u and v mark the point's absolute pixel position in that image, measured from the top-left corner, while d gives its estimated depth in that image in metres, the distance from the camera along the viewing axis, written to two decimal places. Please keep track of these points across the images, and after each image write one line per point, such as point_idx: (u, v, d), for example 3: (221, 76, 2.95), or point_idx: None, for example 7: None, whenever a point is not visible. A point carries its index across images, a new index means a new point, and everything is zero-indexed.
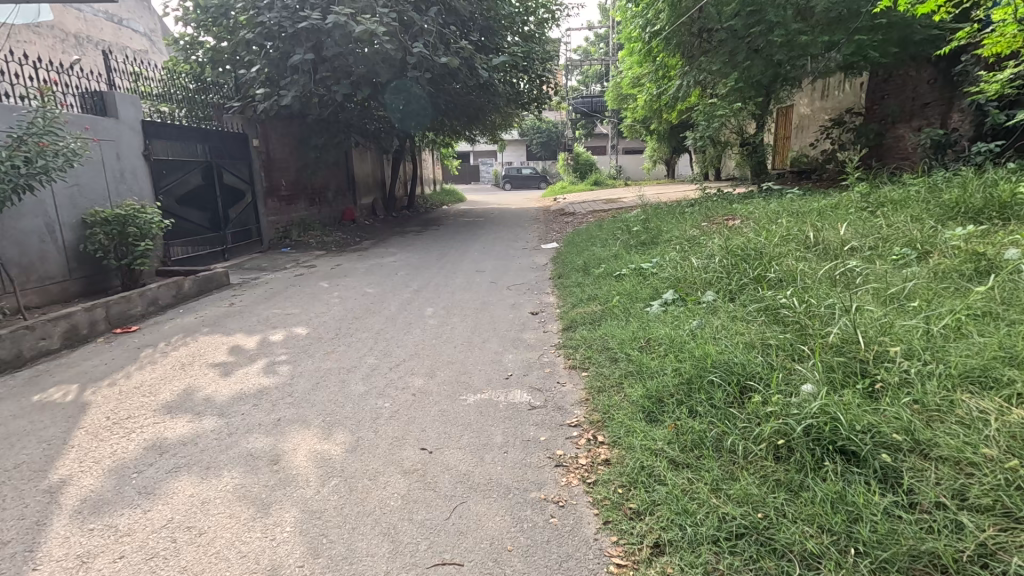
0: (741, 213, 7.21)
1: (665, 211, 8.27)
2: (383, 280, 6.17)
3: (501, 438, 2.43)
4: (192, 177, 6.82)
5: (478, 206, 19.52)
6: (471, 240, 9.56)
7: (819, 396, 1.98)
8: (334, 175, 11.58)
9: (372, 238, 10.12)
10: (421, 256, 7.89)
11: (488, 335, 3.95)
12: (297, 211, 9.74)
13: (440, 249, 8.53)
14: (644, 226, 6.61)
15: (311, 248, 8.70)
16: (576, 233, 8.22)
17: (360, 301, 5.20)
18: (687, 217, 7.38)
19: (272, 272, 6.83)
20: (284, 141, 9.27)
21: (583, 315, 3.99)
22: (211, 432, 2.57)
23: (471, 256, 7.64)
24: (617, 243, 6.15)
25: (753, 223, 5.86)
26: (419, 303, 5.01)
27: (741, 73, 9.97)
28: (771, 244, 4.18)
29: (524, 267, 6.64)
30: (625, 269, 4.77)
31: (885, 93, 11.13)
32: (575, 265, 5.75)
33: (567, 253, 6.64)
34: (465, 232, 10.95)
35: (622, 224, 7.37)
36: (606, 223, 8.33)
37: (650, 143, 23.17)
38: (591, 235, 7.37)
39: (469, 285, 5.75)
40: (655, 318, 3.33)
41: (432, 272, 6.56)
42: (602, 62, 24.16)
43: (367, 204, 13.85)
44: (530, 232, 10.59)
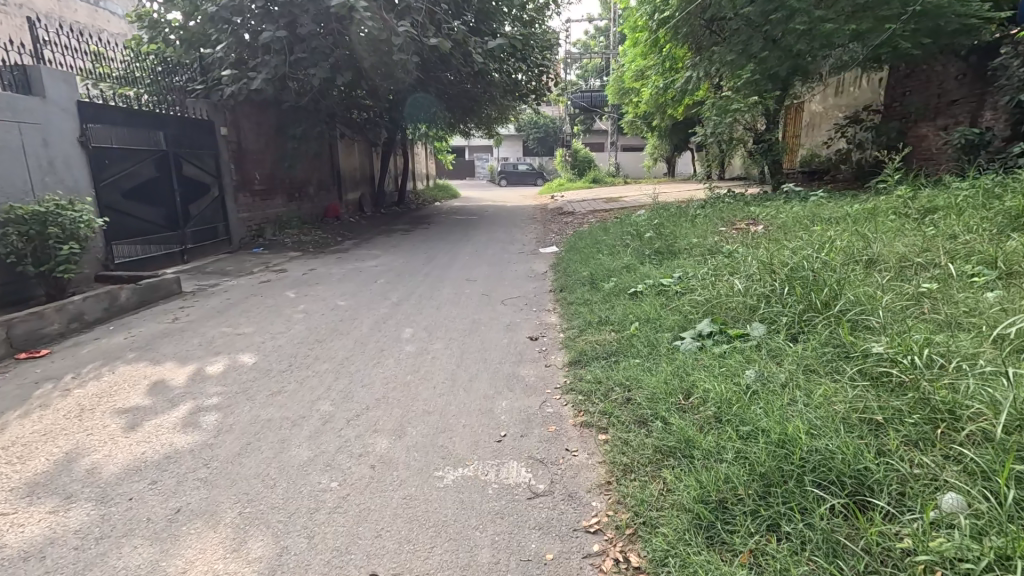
0: (764, 217, 6.48)
1: (677, 214, 7.53)
2: (361, 289, 5.39)
3: (488, 557, 1.67)
4: (145, 169, 6.00)
5: (472, 203, 18.72)
6: (463, 241, 8.80)
7: (1003, 534, 1.23)
8: (317, 169, 10.75)
9: (355, 238, 9.32)
10: (406, 260, 7.12)
11: (477, 370, 3.18)
12: (274, 206, 8.93)
13: (428, 251, 7.77)
14: (657, 233, 5.86)
15: (286, 248, 7.90)
16: (577, 237, 7.48)
17: (329, 317, 4.42)
18: (702, 222, 6.64)
19: (235, 277, 6.03)
20: (259, 131, 8.44)
21: (594, 345, 3.25)
22: (71, 537, 1.80)
23: (462, 261, 6.87)
24: (627, 251, 5.41)
25: (784, 231, 5.14)
26: (398, 321, 4.23)
27: (757, 65, 9.22)
28: (822, 259, 3.45)
29: (521, 276, 5.88)
30: (640, 285, 4.03)
31: (907, 89, 10.41)
32: (579, 276, 5.01)
33: (569, 260, 5.89)
34: (457, 232, 10.17)
35: (630, 227, 6.62)
36: (611, 226, 7.57)
37: (652, 139, 22.43)
38: (595, 240, 6.61)
39: (459, 298, 4.98)
40: (694, 361, 2.58)
41: (417, 280, 5.80)
42: (603, 55, 23.35)
43: (354, 199, 13.06)
44: (527, 232, 9.83)
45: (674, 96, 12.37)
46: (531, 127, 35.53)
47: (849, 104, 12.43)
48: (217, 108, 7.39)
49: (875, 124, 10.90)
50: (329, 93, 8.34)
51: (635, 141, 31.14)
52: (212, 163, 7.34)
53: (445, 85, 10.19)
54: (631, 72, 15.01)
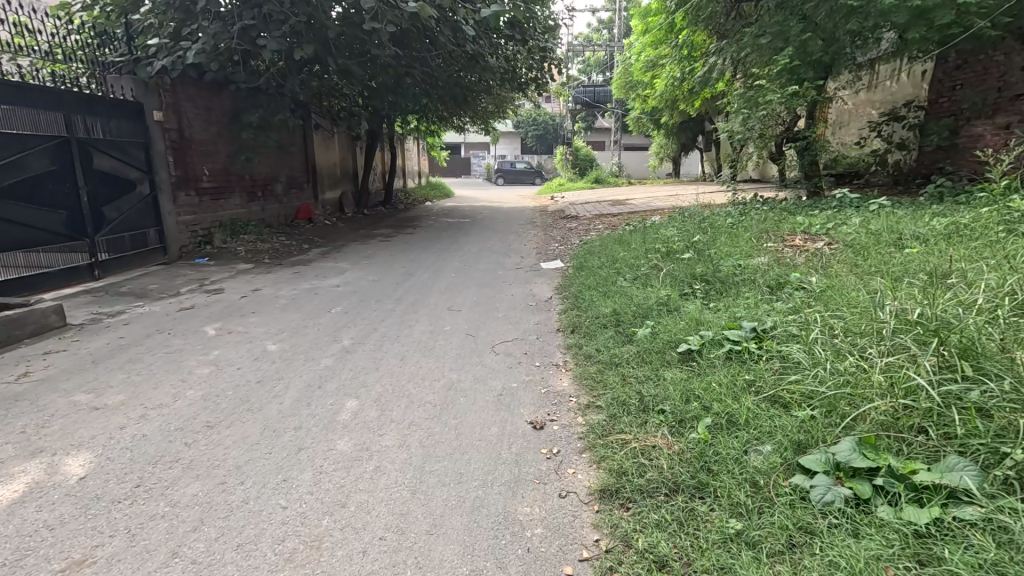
0: (824, 233, 5.19)
1: (708, 224, 6.25)
2: (308, 322, 4.11)
3: None
4: (34, 162, 4.68)
5: (467, 203, 17.42)
6: (451, 251, 7.47)
7: None
8: (285, 164, 9.42)
9: (325, 245, 8.00)
10: (381, 276, 5.83)
11: (442, 505, 1.91)
12: (229, 207, 7.62)
13: (407, 264, 6.48)
14: (696, 253, 4.57)
15: (236, 259, 6.59)
16: (587, 252, 6.18)
17: (246, 372, 3.12)
18: (744, 237, 5.35)
19: (151, 301, 4.72)
20: (209, 118, 7.12)
21: (643, 464, 1.97)
22: None
23: (447, 280, 5.58)
24: (656, 279, 4.14)
25: (870, 260, 3.88)
26: (342, 384, 2.94)
27: (795, 51, 7.94)
28: (1000, 318, 2.17)
29: (519, 305, 4.58)
30: (694, 341, 2.77)
31: (959, 82, 9.16)
32: (598, 313, 3.73)
33: (581, 286, 4.60)
34: (446, 239, 8.87)
35: (655, 242, 5.32)
36: (629, 238, 6.26)
37: (659, 138, 21.15)
38: (612, 256, 5.32)
39: (435, 339, 3.70)
40: (872, 558, 1.31)
41: (386, 308, 4.51)
42: (606, 48, 22.04)
43: (332, 199, 11.71)
44: (526, 241, 8.54)
45: (691, 89, 11.07)
46: (529, 125, 34.26)
47: (886, 100, 11.18)
48: (151, 89, 6.08)
49: (919, 122, 9.67)
50: (291, 74, 7.01)
51: (638, 140, 29.85)
52: (143, 155, 6.03)
53: (432, 66, 8.88)
54: (640, 63, 13.69)
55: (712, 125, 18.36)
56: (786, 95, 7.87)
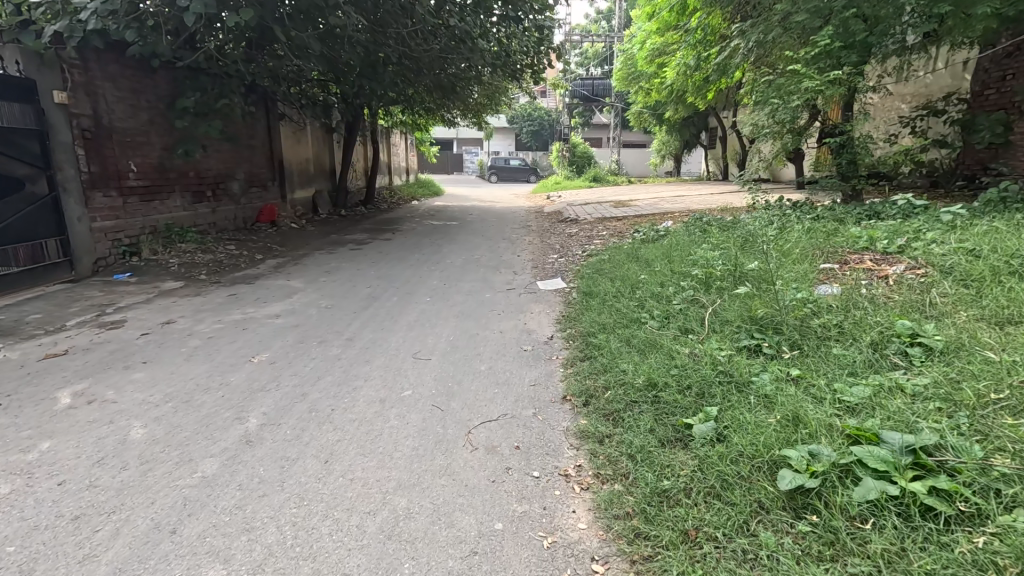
0: (900, 254, 4.06)
1: (742, 238, 5.14)
2: (212, 381, 2.94)
3: None
4: None
5: (457, 203, 16.20)
6: (430, 263, 6.33)
7: None
8: (243, 159, 8.22)
9: (283, 254, 6.82)
10: (339, 300, 4.68)
11: None
12: (166, 209, 6.45)
13: (374, 282, 5.34)
14: (746, 282, 3.44)
15: (164, 275, 5.39)
16: (596, 268, 5.07)
17: (64, 495, 1.94)
18: (795, 255, 4.24)
19: (15, 342, 3.53)
20: (137, 104, 5.94)
21: None
22: None
23: (420, 308, 4.44)
24: (698, 323, 3.02)
25: (1004, 303, 2.76)
26: (215, 525, 1.79)
27: (835, 30, 6.79)
28: None
29: (510, 351, 3.41)
30: (805, 471, 1.63)
31: (1010, 71, 8.08)
32: (622, 379, 2.60)
33: (591, 324, 3.48)
34: (428, 247, 7.69)
35: (684, 262, 4.21)
36: (646, 253, 5.14)
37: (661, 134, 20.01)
38: (628, 279, 4.20)
39: (387, 416, 2.56)
40: None
41: (330, 355, 3.36)
42: (605, 39, 20.85)
43: (303, 198, 10.47)
44: (520, 250, 7.37)
45: (706, 78, 9.91)
46: (524, 120, 33.06)
47: (918, 94, 10.13)
48: (50, 64, 4.88)
49: (963, 117, 8.59)
50: (236, 50, 5.83)
51: (637, 137, 28.75)
52: (38, 148, 4.83)
53: (412, 47, 7.70)
54: (645, 52, 12.54)
55: (719, 122, 17.28)
56: (825, 83, 6.75)
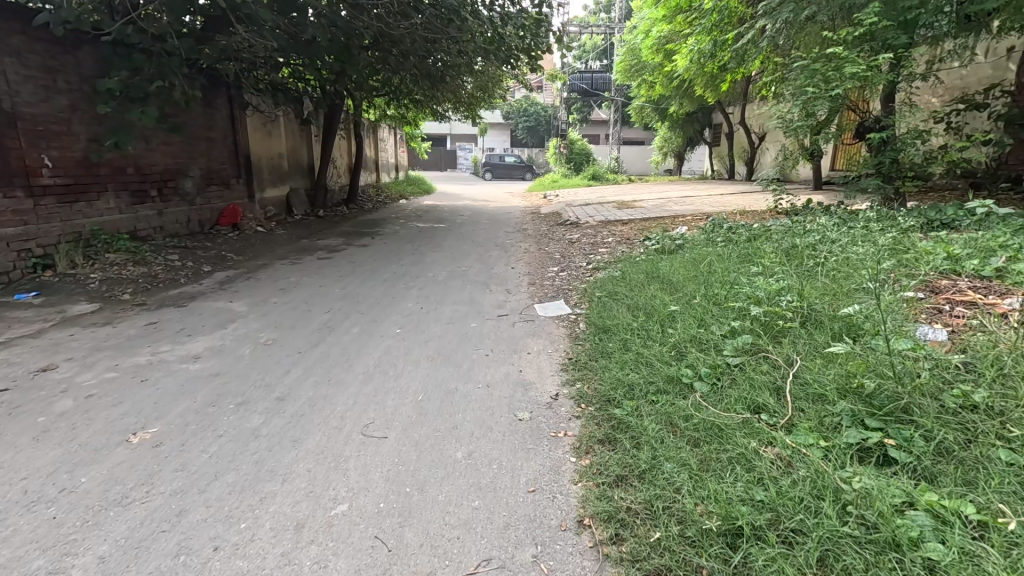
0: (1008, 281, 3.12)
1: (788, 255, 4.21)
2: (52, 482, 1.98)
3: None
4: None
5: (449, 202, 15.18)
6: (409, 278, 5.37)
7: None
8: (198, 153, 7.24)
9: (237, 265, 5.86)
10: (286, 331, 3.71)
11: None
12: (95, 211, 5.46)
13: (338, 305, 4.37)
14: (826, 329, 2.50)
15: (78, 292, 4.45)
16: (608, 290, 4.13)
17: None
18: (868, 280, 3.31)
19: None
20: (51, 84, 4.97)
21: None
22: None
23: (388, 346, 3.47)
24: (772, 396, 2.09)
25: None
26: None
27: (882, 7, 5.84)
28: None
29: (498, 423, 2.45)
30: None
31: None
32: (673, 506, 1.65)
33: (612, 385, 2.54)
34: (410, 255, 6.72)
35: (727, 291, 3.28)
36: (671, 271, 4.20)
37: (664, 131, 19.04)
38: (654, 311, 3.26)
39: (297, 568, 1.59)
40: None
41: (245, 431, 2.37)
42: (606, 30, 19.82)
43: (274, 197, 9.45)
44: (515, 260, 6.40)
45: (723, 66, 8.96)
46: (520, 115, 32.04)
47: (955, 87, 9.22)
48: None
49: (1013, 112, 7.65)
50: (168, 20, 4.87)
51: (637, 134, 27.76)
52: None
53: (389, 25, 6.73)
54: (652, 39, 11.60)
55: (726, 117, 16.33)
56: (869, 68, 5.81)
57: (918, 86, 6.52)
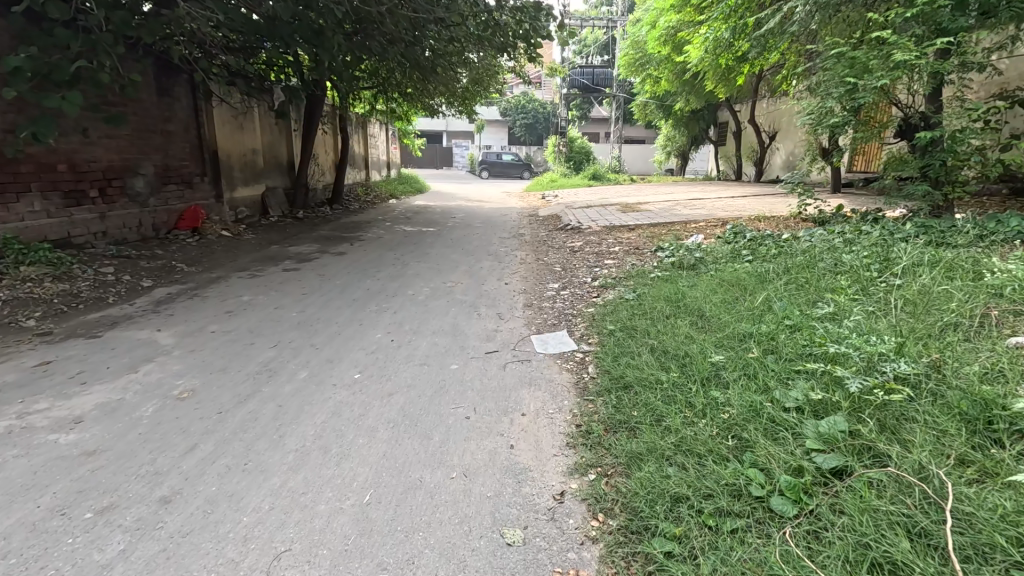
0: None
1: (845, 280, 3.40)
2: None
3: None
4: None
5: (443, 202, 14.32)
6: (385, 298, 4.55)
7: None
8: (152, 149, 6.43)
9: (186, 278, 5.05)
10: (212, 377, 2.89)
11: None
12: (13, 214, 4.81)
13: (290, 336, 3.56)
14: (961, 416, 1.70)
15: None
16: (625, 323, 3.31)
17: None
18: (976, 324, 2.49)
19: None
20: None
21: None
22: None
23: (338, 402, 2.64)
24: (915, 550, 1.29)
25: None
26: None
27: None
28: None
29: (477, 554, 1.64)
30: None
31: None
32: None
33: (646, 491, 1.74)
34: (391, 265, 5.91)
35: (790, 340, 2.47)
36: (703, 299, 3.39)
37: (669, 129, 18.21)
38: (693, 364, 2.46)
39: None
40: None
41: (88, 571, 1.56)
42: (609, 23, 19.00)
43: (247, 198, 8.61)
44: (511, 273, 5.59)
45: (743, 56, 8.16)
46: (519, 112, 31.18)
47: (995, 83, 8.41)
48: None
49: None
50: None
51: (639, 132, 26.93)
52: None
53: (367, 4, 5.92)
54: (660, 30, 10.80)
55: (734, 114, 15.49)
56: (921, 55, 5.02)
57: (972, 78, 5.71)
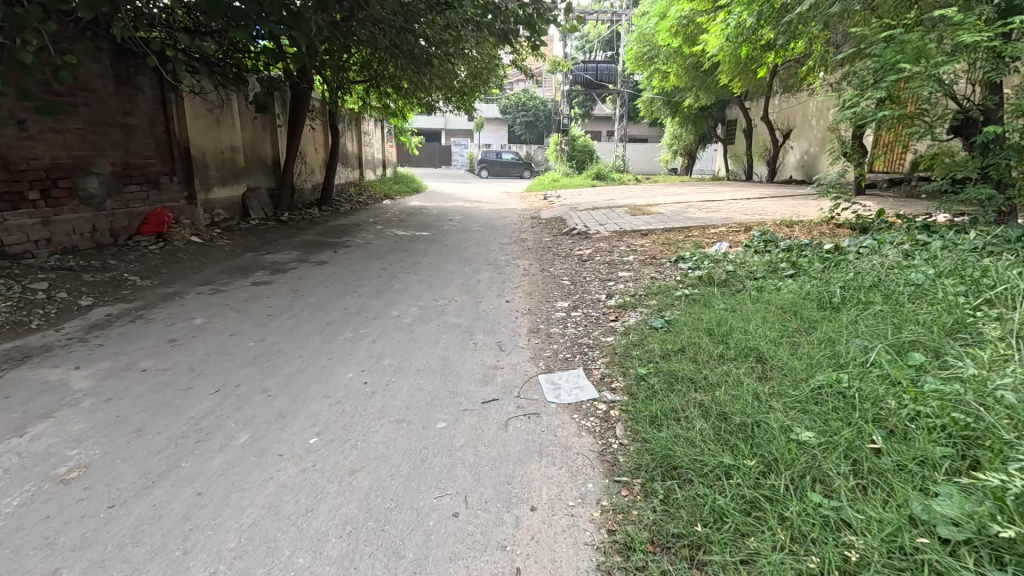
0: None
1: (936, 309, 2.70)
2: None
3: None
4: None
5: (440, 202, 13.60)
6: (365, 321, 3.85)
7: None
8: (108, 145, 5.75)
9: (134, 295, 4.36)
10: (120, 444, 2.19)
11: None
12: None
13: (239, 377, 2.85)
14: None
15: None
16: (661, 367, 2.61)
17: None
18: None
19: None
20: None
21: None
22: None
23: (280, 486, 1.94)
24: None
25: None
26: None
27: None
28: None
29: None
30: None
31: None
32: None
33: None
34: (377, 277, 5.21)
35: (911, 413, 1.76)
36: (758, 334, 2.69)
37: (676, 127, 17.53)
38: (776, 449, 1.75)
39: None
40: None
41: None
42: (614, 17, 18.32)
43: (225, 199, 7.90)
44: (512, 287, 4.89)
45: (767, 45, 7.47)
46: (519, 109, 30.50)
47: None
48: None
49: None
50: None
51: (642, 130, 26.26)
52: None
53: None
54: (672, 20, 10.12)
55: (746, 112, 14.78)
56: (990, 36, 4.33)
57: None
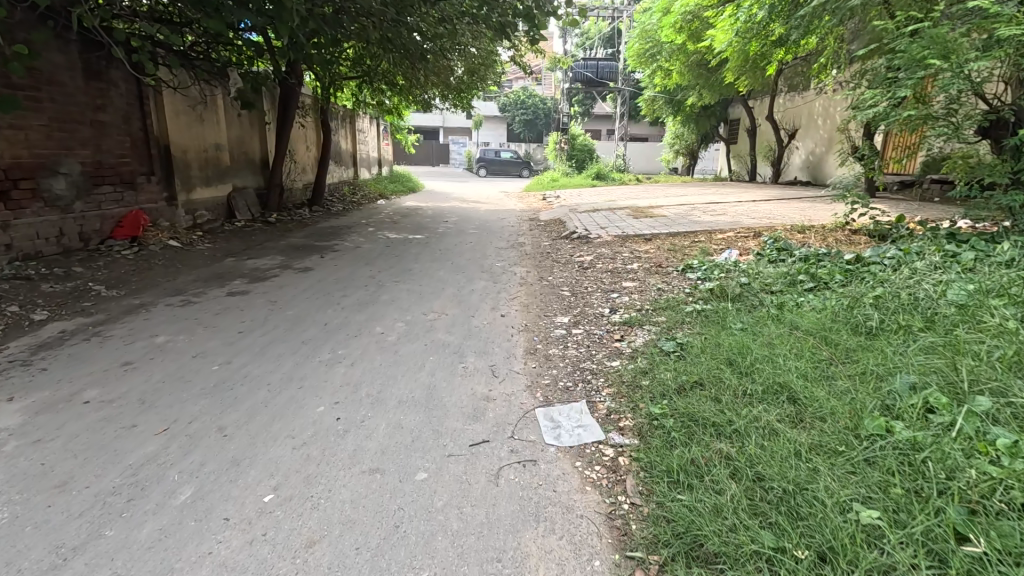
0: None
1: (992, 338, 2.36)
2: None
3: None
4: None
5: (436, 202, 13.24)
6: (346, 339, 3.50)
7: None
8: (77, 143, 5.38)
9: (95, 307, 4.00)
10: (34, 505, 1.83)
11: None
12: None
13: (193, 411, 2.49)
14: None
15: None
16: (678, 407, 2.26)
17: None
18: None
19: None
20: None
21: None
22: None
23: (219, 565, 1.60)
24: None
25: None
26: None
27: None
28: None
29: None
30: None
31: None
32: None
33: None
34: (363, 287, 4.86)
35: (998, 487, 1.41)
36: (788, 367, 2.35)
37: (679, 126, 17.19)
38: (833, 535, 1.40)
39: None
40: None
41: None
42: (615, 14, 17.96)
43: (208, 200, 7.53)
44: (508, 298, 4.55)
45: (777, 40, 7.13)
46: (518, 107, 30.13)
47: None
48: None
49: None
50: None
51: (643, 129, 25.90)
52: None
53: None
54: (676, 15, 9.76)
55: (750, 111, 14.44)
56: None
57: None
